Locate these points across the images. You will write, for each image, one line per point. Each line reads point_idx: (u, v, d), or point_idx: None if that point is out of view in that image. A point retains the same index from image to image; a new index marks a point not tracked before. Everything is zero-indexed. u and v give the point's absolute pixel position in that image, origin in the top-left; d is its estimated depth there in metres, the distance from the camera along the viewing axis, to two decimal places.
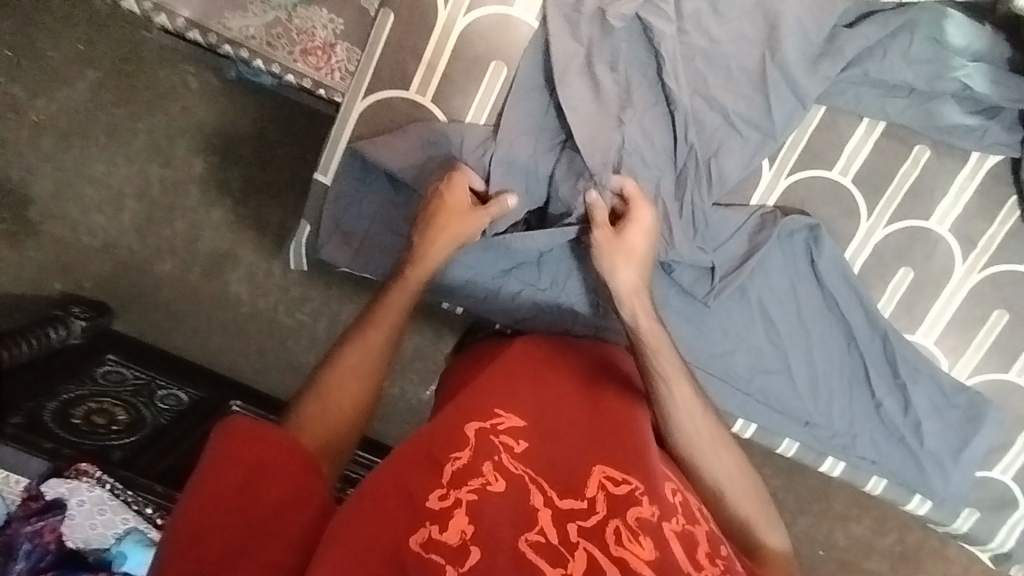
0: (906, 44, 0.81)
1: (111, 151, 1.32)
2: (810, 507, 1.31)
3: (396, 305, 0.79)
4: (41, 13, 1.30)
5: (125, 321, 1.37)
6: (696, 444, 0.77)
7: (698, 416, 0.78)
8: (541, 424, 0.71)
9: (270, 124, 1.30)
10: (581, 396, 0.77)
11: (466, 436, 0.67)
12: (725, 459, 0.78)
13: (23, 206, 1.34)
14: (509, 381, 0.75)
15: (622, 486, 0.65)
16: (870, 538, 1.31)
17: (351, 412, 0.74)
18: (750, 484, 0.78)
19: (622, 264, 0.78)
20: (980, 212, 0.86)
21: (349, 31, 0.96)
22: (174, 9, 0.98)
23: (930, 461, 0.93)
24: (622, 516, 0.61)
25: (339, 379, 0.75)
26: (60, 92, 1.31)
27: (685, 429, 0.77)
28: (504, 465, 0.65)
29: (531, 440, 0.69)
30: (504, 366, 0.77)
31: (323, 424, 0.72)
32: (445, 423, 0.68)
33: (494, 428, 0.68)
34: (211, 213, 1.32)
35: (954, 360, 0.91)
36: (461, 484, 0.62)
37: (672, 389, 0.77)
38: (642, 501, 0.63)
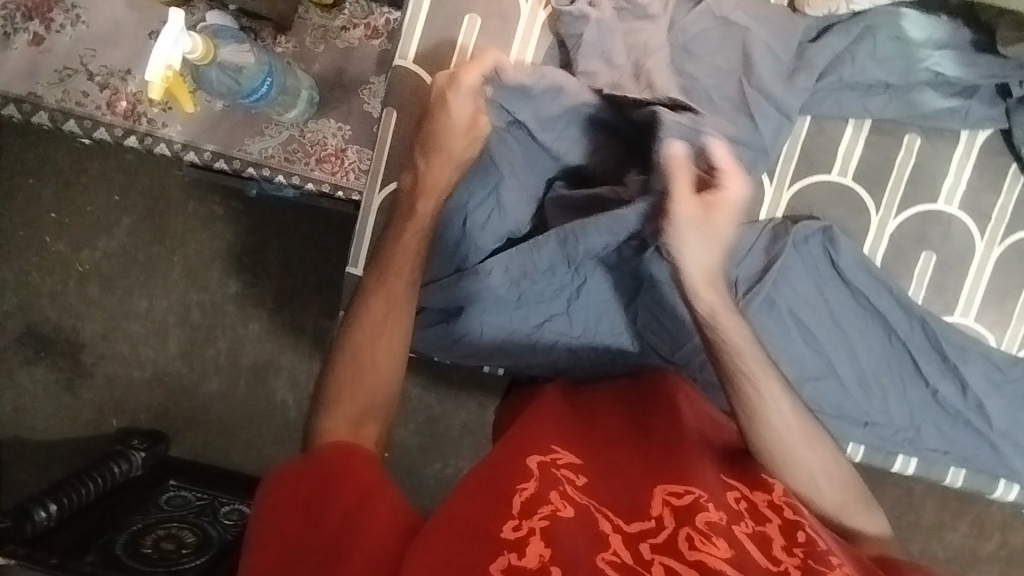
0: (871, 46, 0.85)
1: (152, 286, 1.41)
2: (898, 519, 1.25)
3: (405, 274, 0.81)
4: (74, 173, 1.41)
5: (180, 445, 1.42)
6: (764, 409, 0.75)
7: (767, 387, 0.75)
8: (595, 458, 0.73)
9: (294, 233, 1.39)
10: (626, 423, 0.79)
11: (528, 467, 0.68)
12: (817, 456, 0.77)
13: (76, 352, 1.43)
14: (557, 421, 0.78)
15: (685, 497, 0.67)
16: (968, 544, 1.25)
17: (382, 385, 0.75)
18: (837, 476, 0.78)
19: (700, 240, 0.72)
20: (985, 186, 0.88)
21: (357, 134, 1.06)
22: (201, 144, 1.07)
23: (1003, 441, 0.91)
24: (692, 523, 0.64)
25: (366, 345, 0.76)
26: (100, 241, 1.41)
27: (777, 433, 0.75)
28: (570, 495, 0.66)
29: (589, 475, 0.71)
30: (544, 412, 0.79)
31: (359, 396, 0.74)
32: (506, 456, 0.70)
33: (554, 461, 0.70)
34: (249, 326, 1.40)
35: (1001, 335, 0.91)
36: (532, 510, 0.62)
37: (758, 392, 0.75)
38: (708, 508, 0.66)
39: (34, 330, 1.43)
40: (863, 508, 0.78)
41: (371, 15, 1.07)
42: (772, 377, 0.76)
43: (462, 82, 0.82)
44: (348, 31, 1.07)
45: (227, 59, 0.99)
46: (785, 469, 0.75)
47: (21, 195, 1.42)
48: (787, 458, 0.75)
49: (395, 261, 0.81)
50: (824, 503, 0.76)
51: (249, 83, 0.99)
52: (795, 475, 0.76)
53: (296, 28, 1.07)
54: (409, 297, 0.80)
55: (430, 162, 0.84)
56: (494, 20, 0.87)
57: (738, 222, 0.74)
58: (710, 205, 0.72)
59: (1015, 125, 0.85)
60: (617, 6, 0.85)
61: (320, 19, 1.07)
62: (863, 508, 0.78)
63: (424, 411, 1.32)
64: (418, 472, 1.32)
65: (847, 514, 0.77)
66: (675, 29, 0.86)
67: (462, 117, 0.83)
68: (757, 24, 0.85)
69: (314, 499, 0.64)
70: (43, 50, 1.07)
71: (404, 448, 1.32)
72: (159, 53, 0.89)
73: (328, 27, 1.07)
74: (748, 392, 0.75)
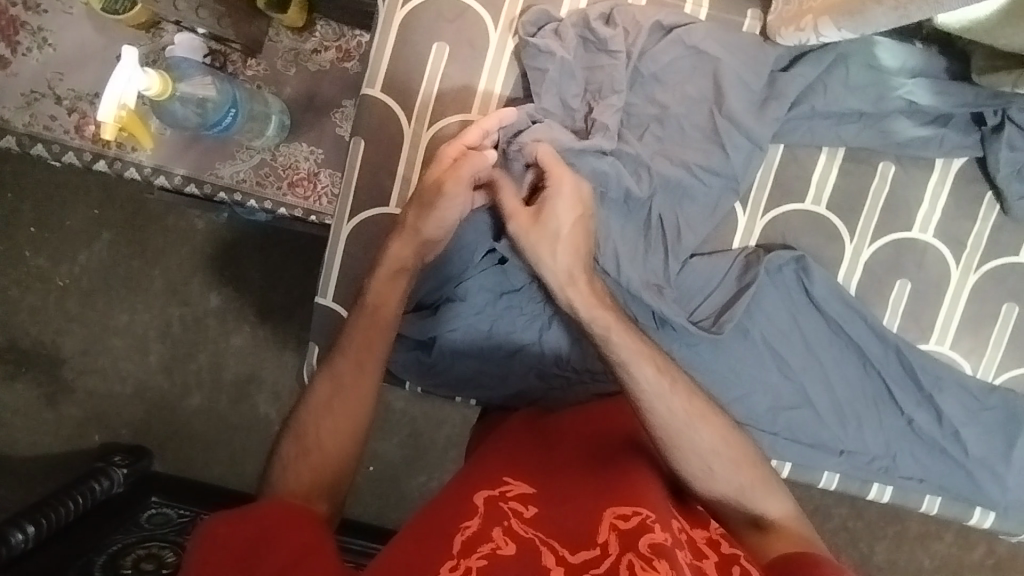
0: (843, 74, 0.84)
1: (132, 301, 1.40)
2: (883, 531, 1.25)
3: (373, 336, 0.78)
4: (54, 187, 1.39)
5: (163, 460, 1.41)
6: (655, 394, 0.74)
7: (649, 365, 0.75)
8: (549, 487, 0.70)
9: (275, 249, 1.37)
10: (582, 446, 0.75)
11: (475, 505, 0.65)
12: (712, 439, 0.74)
13: (57, 367, 1.41)
14: (514, 453, 0.74)
15: (631, 519, 0.63)
16: (953, 555, 1.25)
17: (339, 441, 0.74)
18: (738, 460, 0.74)
19: (552, 248, 0.76)
20: (960, 213, 0.88)
21: (329, 158, 1.05)
22: (172, 169, 1.05)
23: (980, 469, 0.90)
24: (635, 547, 0.60)
25: (322, 414, 0.75)
26: (79, 255, 1.39)
27: (660, 416, 0.73)
28: (515, 530, 0.63)
29: (540, 505, 0.67)
30: (501, 443, 0.77)
31: (312, 470, 0.72)
32: (456, 494, 0.67)
33: (503, 494, 0.67)
34: (231, 340, 1.38)
35: (977, 362, 0.90)
36: (470, 550, 0.59)
37: (638, 378, 0.74)
38: (653, 529, 0.61)
39: (14, 345, 1.41)
40: (769, 494, 0.74)
41: (342, 37, 1.05)
42: (654, 356, 0.76)
43: (455, 149, 0.77)
44: (320, 54, 1.05)
45: (187, 91, 0.97)
46: (679, 450, 0.73)
47: None
48: (676, 440, 0.73)
49: (357, 337, 0.78)
50: (724, 489, 0.73)
51: (211, 116, 0.97)
52: (687, 458, 0.73)
53: (266, 51, 1.05)
54: (372, 372, 0.77)
55: (399, 234, 0.80)
56: (462, 48, 0.86)
57: (576, 215, 0.76)
58: (539, 208, 0.76)
59: (990, 152, 0.85)
60: (581, 36, 0.84)
61: (292, 41, 1.05)
62: (768, 492, 0.74)
63: (408, 426, 1.31)
64: (401, 487, 1.31)
65: (752, 500, 0.73)
66: (645, 58, 0.84)
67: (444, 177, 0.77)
68: (727, 53, 0.84)
69: (253, 550, 0.63)
70: (8, 73, 1.04)
71: (387, 463, 1.31)
72: (113, 89, 0.87)
73: (299, 49, 1.05)
74: (628, 375, 0.74)
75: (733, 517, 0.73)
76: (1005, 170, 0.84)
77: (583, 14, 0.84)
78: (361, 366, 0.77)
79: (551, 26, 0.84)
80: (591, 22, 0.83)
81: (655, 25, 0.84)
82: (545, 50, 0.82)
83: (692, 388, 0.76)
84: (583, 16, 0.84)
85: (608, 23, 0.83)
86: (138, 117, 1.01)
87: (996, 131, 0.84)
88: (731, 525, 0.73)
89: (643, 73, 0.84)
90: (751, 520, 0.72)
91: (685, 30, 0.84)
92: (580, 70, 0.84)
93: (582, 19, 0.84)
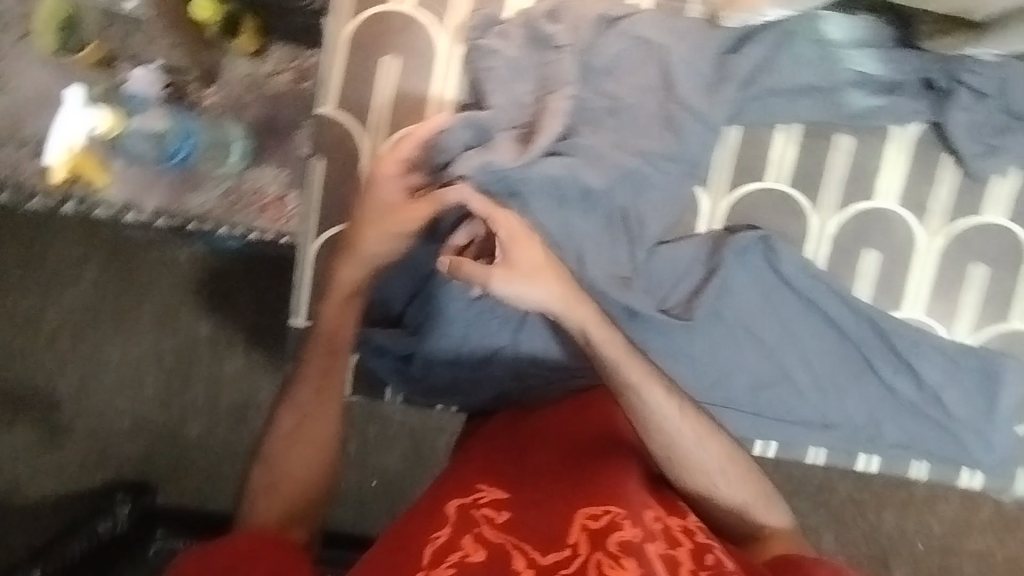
0: (790, 52, 0.85)
1: (123, 336, 1.40)
2: (889, 500, 1.25)
3: (327, 361, 0.80)
4: (39, 230, 1.40)
5: (167, 493, 1.40)
6: (661, 419, 0.73)
7: (655, 391, 0.74)
8: (522, 488, 0.72)
9: (260, 272, 1.38)
10: (557, 445, 0.75)
11: (447, 514, 0.68)
12: (716, 460, 0.74)
13: (53, 409, 1.41)
14: (487, 455, 0.76)
15: (601, 519, 0.67)
16: (963, 517, 1.25)
17: (305, 473, 0.78)
18: (743, 475, 0.75)
19: (539, 280, 0.73)
20: (921, 177, 0.88)
21: (295, 178, 1.03)
22: (142, 203, 1.01)
23: (965, 430, 0.90)
24: (603, 547, 0.65)
25: (286, 444, 0.78)
26: (66, 295, 1.40)
27: (667, 441, 0.74)
28: (486, 537, 0.67)
29: (514, 509, 0.70)
30: (478, 446, 0.78)
31: (282, 502, 0.77)
32: (431, 501, 0.71)
33: (475, 501, 0.69)
34: (224, 366, 1.39)
35: (951, 325, 0.90)
36: (442, 560, 0.65)
37: (644, 402, 0.73)
38: (621, 530, 0.66)
39: (8, 391, 1.41)
40: (771, 503, 0.76)
41: (298, 58, 1.04)
42: (660, 379, 0.74)
43: (390, 165, 0.77)
44: (275, 77, 1.04)
45: (139, 125, 1.01)
46: (687, 473, 0.74)
47: None
48: (686, 463, 0.74)
49: (313, 369, 0.80)
50: (730, 502, 0.75)
51: (168, 147, 1.01)
52: (697, 478, 0.74)
53: (223, 78, 1.05)
54: (332, 400, 0.80)
55: (347, 259, 0.79)
56: (413, 58, 0.87)
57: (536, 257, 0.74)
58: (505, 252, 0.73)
59: (943, 115, 0.85)
60: (527, 36, 0.85)
61: (248, 67, 1.04)
62: (769, 501, 0.76)
63: (408, 436, 1.31)
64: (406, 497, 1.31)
65: (753, 511, 0.75)
66: (593, 51, 0.85)
67: (395, 203, 0.77)
68: (675, 40, 0.85)
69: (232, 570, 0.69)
70: None
71: (388, 476, 1.31)
72: (63, 133, 1.00)
73: (255, 74, 1.04)
74: (634, 403, 0.73)
75: (739, 528, 0.75)
76: (959, 130, 0.85)
77: (527, 14, 0.85)
78: (322, 394, 0.80)
79: (497, 28, 0.85)
80: (536, 22, 0.84)
81: (601, 18, 0.85)
82: (491, 57, 0.84)
83: (696, 407, 0.75)
84: (528, 17, 0.85)
85: (553, 20, 0.85)
86: (83, 154, 1.00)
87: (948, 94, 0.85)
88: (737, 534, 0.76)
89: (593, 66, 0.85)
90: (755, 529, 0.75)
91: (629, 22, 0.85)
92: (530, 69, 0.85)
93: (527, 19, 0.85)
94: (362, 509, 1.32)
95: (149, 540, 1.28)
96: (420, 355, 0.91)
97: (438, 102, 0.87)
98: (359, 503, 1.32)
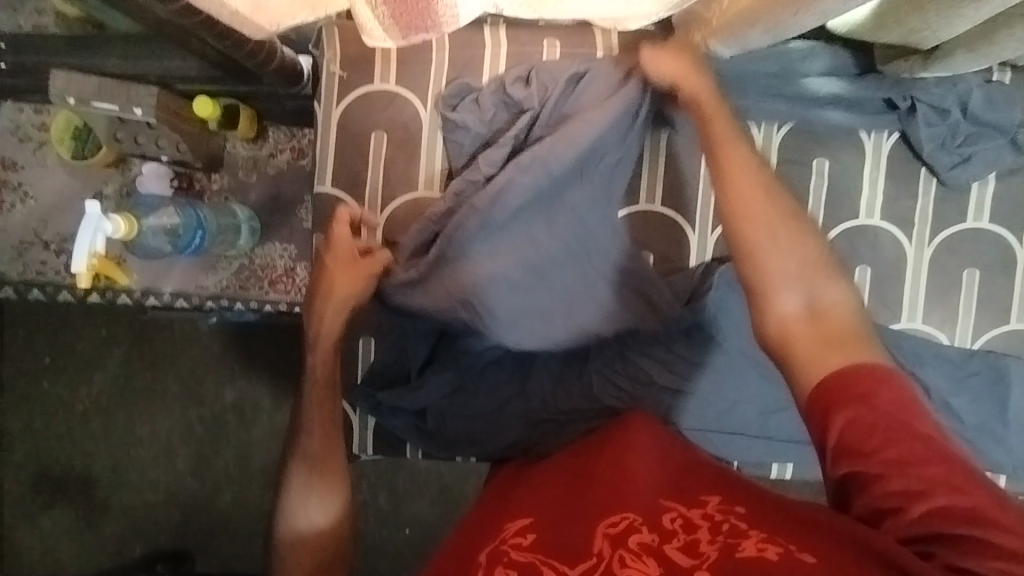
0: (755, 87, 0.89)
1: (152, 411, 1.44)
2: None
3: (328, 408, 0.87)
4: (63, 317, 1.43)
5: (207, 558, 1.45)
6: (732, 183, 0.74)
7: (734, 152, 0.75)
8: (546, 515, 0.71)
9: (278, 336, 1.41)
10: (570, 472, 0.78)
11: (479, 559, 0.67)
12: (775, 229, 0.72)
13: (91, 488, 1.45)
14: (514, 502, 0.77)
15: (620, 523, 0.66)
16: None
17: (333, 523, 0.85)
18: (806, 252, 0.71)
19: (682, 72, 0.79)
20: (901, 192, 0.91)
21: (303, 251, 1.11)
22: (160, 288, 1.08)
23: (980, 435, 0.90)
24: (625, 544, 0.63)
25: (305, 494, 0.84)
26: (95, 376, 1.44)
27: (727, 195, 0.74)
28: (515, 560, 0.65)
29: (539, 531, 0.69)
30: (504, 500, 0.79)
31: (310, 548, 0.84)
32: (458, 557, 0.70)
33: (503, 536, 0.69)
34: (252, 431, 1.43)
35: (952, 331, 0.92)
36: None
37: (730, 158, 0.75)
38: (641, 530, 0.64)
39: (48, 474, 1.46)
40: (825, 284, 0.71)
41: (294, 137, 1.11)
42: (740, 146, 0.75)
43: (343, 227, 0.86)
44: (276, 157, 1.11)
45: (153, 223, 1.03)
46: (744, 234, 0.72)
47: (7, 355, 1.45)
48: (747, 220, 0.72)
49: (315, 413, 0.86)
50: (790, 282, 0.70)
51: (182, 240, 1.04)
52: (767, 249, 0.71)
53: (226, 163, 1.11)
54: (337, 444, 0.87)
55: (323, 306, 0.86)
56: (399, 133, 0.92)
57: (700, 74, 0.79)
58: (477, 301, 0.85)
59: (912, 132, 0.88)
60: (501, 98, 0.90)
61: (248, 151, 1.11)
62: (826, 284, 0.71)
63: (437, 482, 1.34)
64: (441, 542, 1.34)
65: (812, 291, 0.70)
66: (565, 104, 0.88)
67: (350, 258, 0.86)
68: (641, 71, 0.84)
69: None
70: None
71: (421, 525, 1.34)
72: (82, 241, 0.94)
73: (256, 157, 1.11)
74: (720, 161, 0.75)
75: (787, 325, 0.69)
76: (925, 146, 0.88)
77: (500, 79, 0.90)
78: (327, 441, 0.86)
79: (471, 96, 0.91)
80: (507, 87, 0.89)
81: (572, 75, 0.88)
82: (465, 127, 0.91)
83: (768, 180, 0.74)
84: (501, 81, 0.90)
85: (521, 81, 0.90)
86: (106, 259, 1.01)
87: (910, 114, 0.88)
88: (790, 330, 0.69)
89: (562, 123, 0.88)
90: (808, 313, 0.69)
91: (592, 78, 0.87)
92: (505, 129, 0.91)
93: (500, 84, 0.90)
94: (397, 558, 1.34)
95: None
96: (438, 407, 0.95)
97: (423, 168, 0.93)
98: (394, 553, 1.34)
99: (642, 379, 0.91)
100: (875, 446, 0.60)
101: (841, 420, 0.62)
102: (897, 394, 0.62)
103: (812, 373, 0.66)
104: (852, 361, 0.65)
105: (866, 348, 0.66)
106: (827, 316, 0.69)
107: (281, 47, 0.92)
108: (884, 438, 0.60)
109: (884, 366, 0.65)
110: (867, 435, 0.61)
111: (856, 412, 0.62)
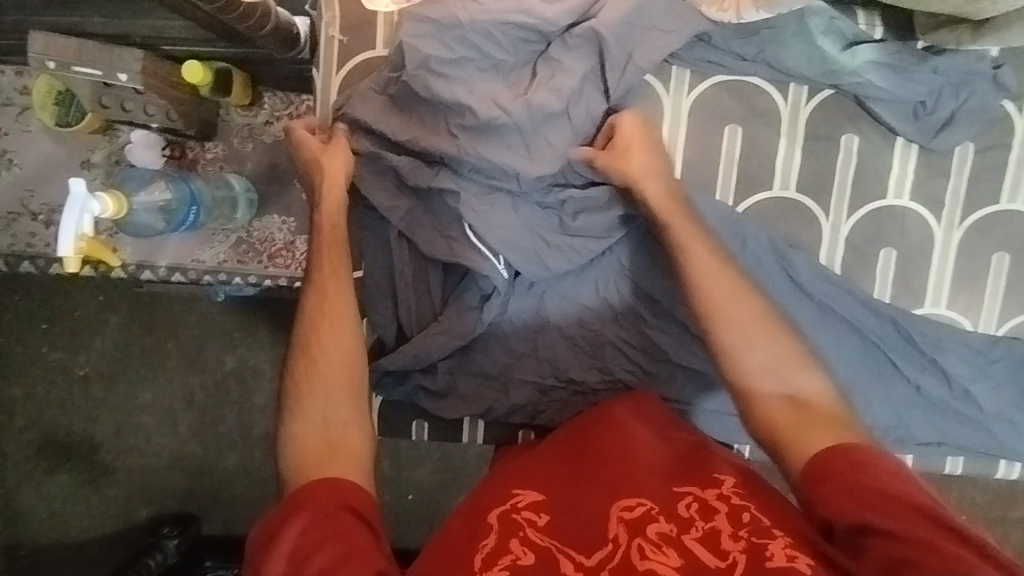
0: (786, 54, 0.83)
1: (153, 377, 1.42)
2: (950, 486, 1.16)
3: (338, 268, 0.81)
4: (60, 281, 1.40)
5: (211, 522, 1.44)
6: (700, 275, 0.75)
7: (694, 245, 0.77)
8: (557, 492, 0.70)
9: (279, 303, 1.37)
10: (567, 445, 0.76)
11: (489, 523, 0.66)
12: (750, 321, 0.73)
13: (94, 453, 1.44)
14: (520, 465, 0.75)
15: (636, 508, 0.65)
16: None
17: (347, 410, 0.73)
18: (778, 336, 0.72)
19: (628, 159, 0.82)
20: (933, 171, 0.86)
21: (302, 224, 1.06)
22: (155, 261, 1.04)
23: (998, 423, 0.88)
24: (643, 533, 0.63)
25: (304, 382, 0.75)
26: (94, 342, 1.41)
27: (704, 286, 0.75)
28: (532, 539, 0.64)
29: (552, 512, 0.67)
30: (510, 463, 0.77)
31: (317, 422, 0.72)
32: (467, 520, 0.68)
33: (514, 505, 0.68)
34: (254, 398, 1.40)
35: (976, 317, 0.88)
36: (491, 565, 0.62)
37: (692, 251, 0.77)
38: (658, 520, 0.64)
39: (50, 438, 1.44)
40: (802, 372, 0.71)
41: (291, 104, 1.04)
42: (698, 238, 0.77)
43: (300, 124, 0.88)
44: (273, 124, 1.05)
45: (144, 201, 0.99)
46: (719, 330, 0.73)
47: (5, 322, 1.42)
48: (721, 316, 0.73)
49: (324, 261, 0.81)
50: (766, 372, 0.71)
51: (176, 216, 1.00)
52: (739, 339, 0.72)
53: (220, 131, 1.06)
54: (348, 308, 0.79)
55: (322, 180, 0.84)
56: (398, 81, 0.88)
57: (646, 154, 0.82)
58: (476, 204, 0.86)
59: (947, 108, 0.84)
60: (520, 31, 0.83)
61: (243, 117, 1.05)
62: (804, 369, 0.71)
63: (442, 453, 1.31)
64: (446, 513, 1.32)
65: (787, 376, 0.71)
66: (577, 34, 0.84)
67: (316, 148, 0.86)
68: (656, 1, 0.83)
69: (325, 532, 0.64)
70: None
71: (426, 492, 1.29)
72: (68, 222, 0.89)
73: (252, 124, 1.05)
74: (682, 250, 0.77)
75: (771, 412, 0.70)
76: (912, 133, 0.85)
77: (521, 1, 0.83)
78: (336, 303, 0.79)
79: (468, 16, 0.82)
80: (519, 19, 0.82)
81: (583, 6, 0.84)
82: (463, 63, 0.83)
83: (729, 268, 0.76)
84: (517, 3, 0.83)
85: (526, 12, 0.82)
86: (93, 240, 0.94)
87: (927, 94, 0.83)
88: (774, 418, 0.69)
89: (566, 66, 0.84)
90: (792, 401, 0.70)
91: (601, 11, 0.83)
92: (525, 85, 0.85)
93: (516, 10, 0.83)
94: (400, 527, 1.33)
95: (200, 570, 1.31)
96: (447, 382, 0.94)
97: (415, 110, 0.87)
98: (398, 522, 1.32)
99: (658, 351, 0.91)
100: (874, 517, 0.61)
101: (838, 502, 0.63)
102: (888, 469, 0.64)
103: (802, 455, 0.67)
104: (841, 443, 0.66)
105: (849, 430, 0.68)
106: (808, 402, 0.70)
107: (275, 8, 0.86)
108: (881, 510, 0.61)
109: (868, 444, 0.66)
110: (866, 510, 0.61)
111: (856, 482, 0.63)
